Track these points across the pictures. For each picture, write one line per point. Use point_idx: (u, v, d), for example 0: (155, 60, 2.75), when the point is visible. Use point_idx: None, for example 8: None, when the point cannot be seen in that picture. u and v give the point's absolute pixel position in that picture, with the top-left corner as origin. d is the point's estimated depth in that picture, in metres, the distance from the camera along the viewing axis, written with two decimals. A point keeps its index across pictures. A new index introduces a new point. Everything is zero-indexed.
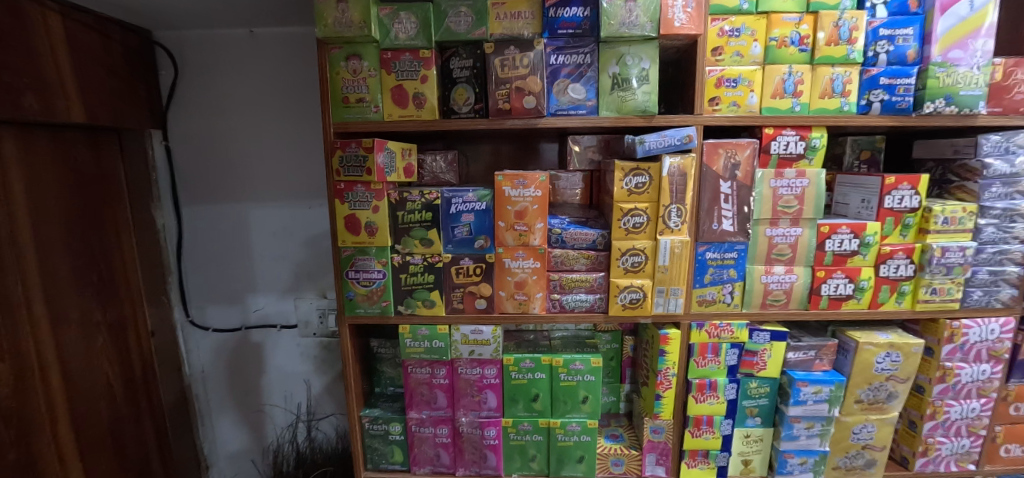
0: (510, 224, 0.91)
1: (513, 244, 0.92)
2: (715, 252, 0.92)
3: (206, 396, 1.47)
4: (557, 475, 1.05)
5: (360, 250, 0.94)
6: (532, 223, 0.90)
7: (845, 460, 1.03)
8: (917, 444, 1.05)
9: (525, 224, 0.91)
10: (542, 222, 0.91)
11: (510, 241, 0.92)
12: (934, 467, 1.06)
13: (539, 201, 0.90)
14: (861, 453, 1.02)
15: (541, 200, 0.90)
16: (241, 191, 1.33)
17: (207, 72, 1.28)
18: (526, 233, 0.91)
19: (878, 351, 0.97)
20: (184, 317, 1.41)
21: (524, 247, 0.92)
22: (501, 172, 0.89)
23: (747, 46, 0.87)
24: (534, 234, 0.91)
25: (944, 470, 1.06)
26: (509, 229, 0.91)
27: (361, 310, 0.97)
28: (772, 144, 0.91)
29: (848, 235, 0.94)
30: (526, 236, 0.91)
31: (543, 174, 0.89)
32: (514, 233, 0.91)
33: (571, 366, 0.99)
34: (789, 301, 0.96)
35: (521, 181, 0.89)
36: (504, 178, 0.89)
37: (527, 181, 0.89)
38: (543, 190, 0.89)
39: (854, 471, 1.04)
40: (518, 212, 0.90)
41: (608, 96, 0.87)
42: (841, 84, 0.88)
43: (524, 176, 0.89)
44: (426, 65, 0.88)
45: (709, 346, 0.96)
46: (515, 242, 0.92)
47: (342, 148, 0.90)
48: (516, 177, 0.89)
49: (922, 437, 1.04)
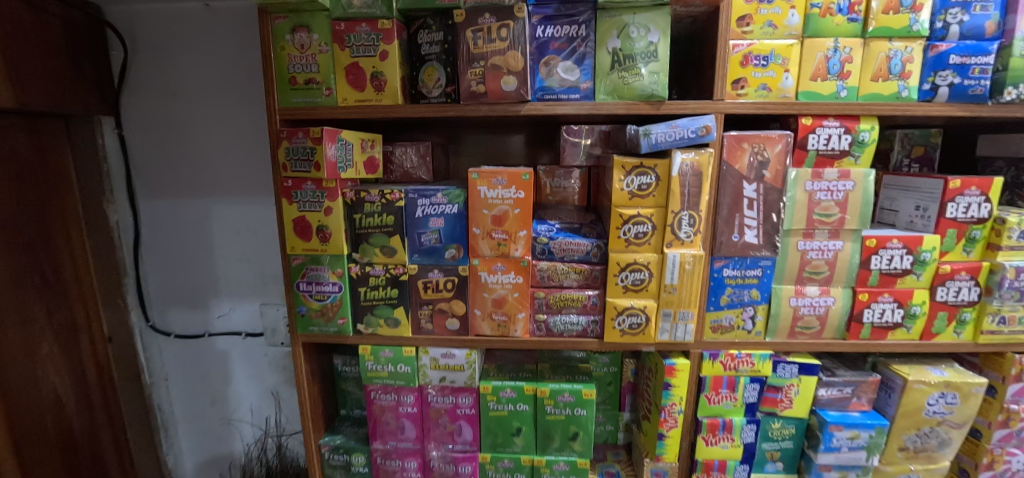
0: (487, 231, 0.76)
1: (490, 255, 0.77)
2: (735, 269, 0.77)
3: (169, 406, 1.35)
4: None
5: (312, 259, 0.80)
6: (512, 231, 0.75)
7: None
8: None
9: (504, 231, 0.76)
10: (525, 230, 0.75)
11: (486, 251, 0.77)
12: None
13: (522, 204, 0.74)
14: None
15: (523, 202, 0.74)
16: (203, 186, 1.19)
17: (161, 52, 1.14)
18: (505, 243, 0.76)
19: (931, 391, 0.80)
20: (144, 322, 1.27)
21: (503, 259, 0.77)
22: (474, 169, 0.74)
23: (782, 15, 0.70)
24: (515, 244, 0.76)
25: None
26: (485, 237, 0.76)
27: (315, 329, 0.83)
28: (810, 137, 0.73)
29: (900, 250, 0.77)
30: (505, 246, 0.76)
31: (526, 171, 0.73)
32: (491, 242, 0.76)
33: (558, 397, 0.84)
34: (823, 328, 0.80)
35: (499, 179, 0.74)
36: (479, 176, 0.74)
37: (507, 180, 0.74)
38: (526, 191, 0.74)
39: None
40: (496, 217, 0.75)
41: (606, 77, 0.71)
42: (899, 63, 0.71)
43: (503, 173, 0.73)
44: (386, 38, 0.73)
45: (723, 380, 0.81)
46: (493, 252, 0.77)
47: (288, 138, 0.75)
48: (492, 176, 0.73)
49: None
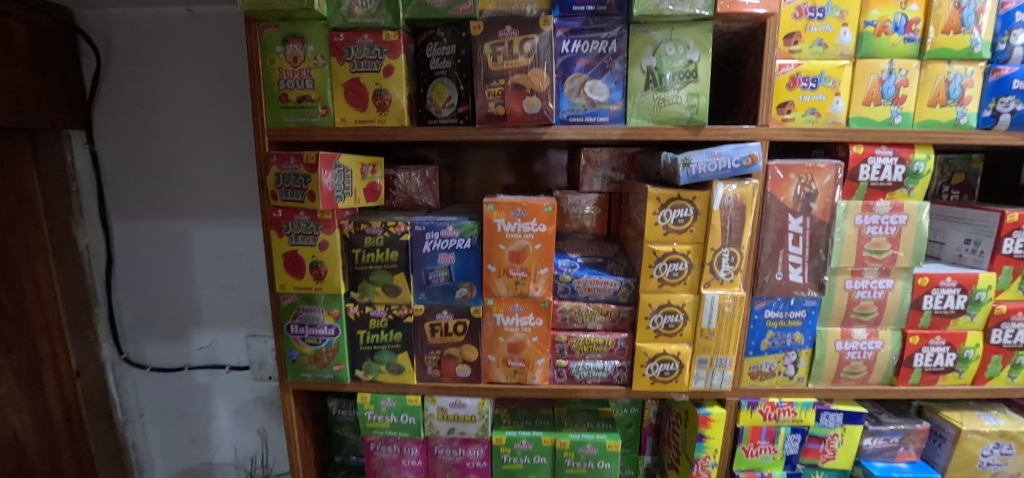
0: (503, 269, 0.68)
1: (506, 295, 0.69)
2: (777, 311, 0.69)
3: (144, 445, 1.23)
4: None
5: (305, 298, 0.71)
6: (532, 268, 0.67)
7: None
8: None
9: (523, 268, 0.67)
10: (547, 267, 0.67)
11: (503, 291, 0.69)
12: None
13: (545, 238, 0.66)
14: None
15: (546, 236, 0.66)
16: (183, 206, 1.09)
17: (138, 60, 1.04)
18: (524, 282, 0.68)
19: (985, 442, 0.73)
20: (116, 354, 1.15)
21: (522, 300, 0.69)
22: (490, 198, 0.65)
23: (833, 33, 0.63)
24: (535, 282, 0.68)
25: None
26: (502, 275, 0.68)
27: (308, 375, 0.74)
28: (861, 168, 0.67)
29: (954, 289, 0.71)
30: (523, 285, 0.68)
31: (549, 202, 0.65)
32: (508, 280, 0.68)
33: (580, 449, 0.76)
34: (870, 373, 0.73)
35: (519, 211, 0.65)
36: (496, 208, 0.66)
37: (528, 212, 0.65)
38: (548, 225, 0.66)
39: None
40: (514, 253, 0.67)
41: (638, 99, 0.64)
42: (959, 87, 0.65)
43: (522, 203, 0.65)
44: (392, 51, 0.65)
45: (762, 431, 0.73)
46: (509, 292, 0.69)
47: (279, 163, 0.66)
48: (511, 207, 0.65)
49: None
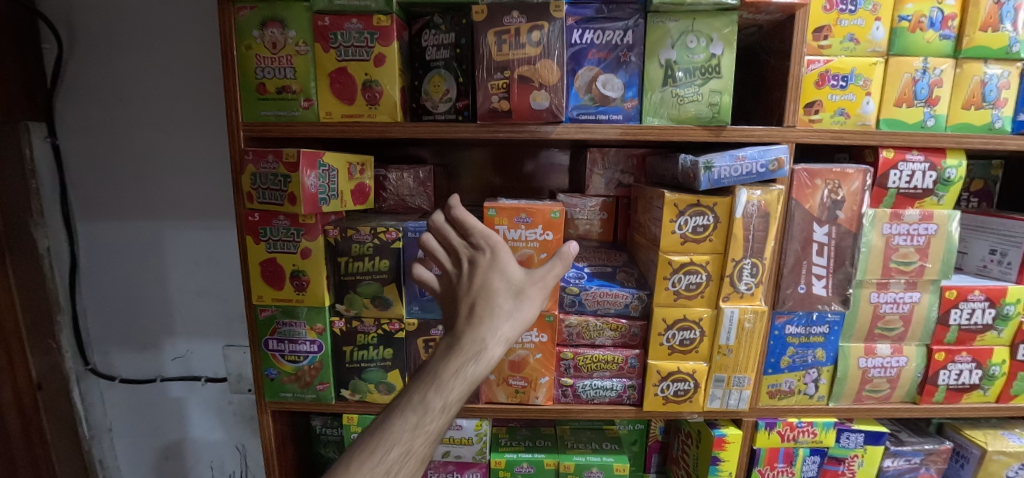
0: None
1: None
2: (798, 326, 0.65)
3: (113, 461, 1.15)
4: None
5: (285, 311, 0.65)
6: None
7: None
8: None
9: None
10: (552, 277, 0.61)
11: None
12: None
13: (551, 247, 0.60)
14: None
15: (552, 245, 0.60)
16: (155, 205, 1.01)
17: (105, 47, 0.95)
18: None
19: (1010, 462, 0.70)
20: (82, 365, 1.07)
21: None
22: (491, 203, 0.60)
23: (865, 28, 0.58)
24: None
25: None
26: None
27: (288, 395, 0.68)
28: (891, 173, 0.62)
29: (982, 303, 0.67)
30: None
31: (558, 207, 0.60)
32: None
33: (585, 473, 0.70)
34: (893, 391, 0.69)
35: (523, 216, 0.59)
36: (497, 213, 0.60)
37: (533, 217, 0.59)
38: (555, 232, 0.60)
39: None
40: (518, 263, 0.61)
41: (655, 96, 0.59)
42: (995, 89, 0.61)
43: (528, 209, 0.59)
44: (384, 38, 0.58)
45: (780, 452, 0.69)
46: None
47: (255, 161, 0.59)
48: (515, 212, 0.59)
49: None
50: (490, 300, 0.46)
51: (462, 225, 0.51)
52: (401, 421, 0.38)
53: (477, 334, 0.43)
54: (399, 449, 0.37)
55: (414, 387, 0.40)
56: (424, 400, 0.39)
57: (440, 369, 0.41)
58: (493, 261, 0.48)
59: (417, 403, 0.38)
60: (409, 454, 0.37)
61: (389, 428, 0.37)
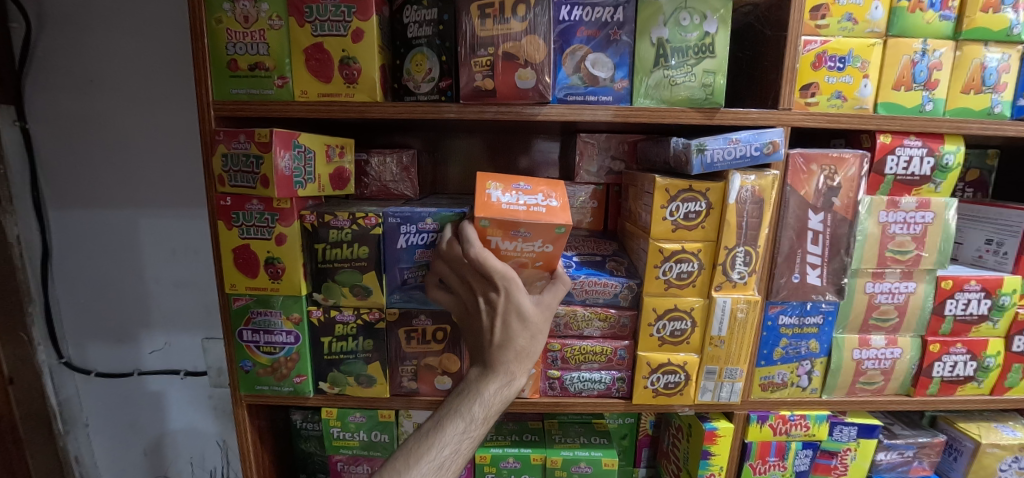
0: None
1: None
2: (792, 316, 0.63)
3: (89, 458, 1.11)
4: None
5: (260, 300, 0.62)
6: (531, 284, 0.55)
7: None
8: None
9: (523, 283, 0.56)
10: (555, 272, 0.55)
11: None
12: None
13: (552, 257, 0.52)
14: None
15: (551, 255, 0.52)
16: (130, 193, 0.97)
17: (76, 26, 0.91)
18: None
19: (1004, 456, 0.69)
20: (55, 358, 1.03)
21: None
22: (483, 213, 0.48)
23: (864, 7, 0.56)
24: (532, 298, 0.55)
25: None
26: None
27: (264, 388, 0.65)
28: (888, 159, 0.60)
29: (978, 294, 0.66)
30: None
31: (563, 222, 0.48)
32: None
33: (572, 468, 0.68)
34: (887, 383, 0.68)
35: (521, 230, 0.49)
36: (491, 224, 0.49)
37: (532, 232, 0.49)
38: (557, 245, 0.51)
39: None
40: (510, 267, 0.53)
41: (647, 75, 0.56)
42: (994, 73, 0.59)
43: (526, 224, 0.48)
44: (362, 12, 0.55)
45: (771, 446, 0.67)
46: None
47: (226, 142, 0.56)
48: (511, 226, 0.48)
49: None
50: (511, 336, 0.51)
51: (477, 262, 0.49)
52: (449, 427, 0.48)
53: (508, 365, 0.51)
54: (449, 450, 0.47)
55: (458, 401, 0.50)
56: (469, 413, 0.49)
57: (480, 388, 0.50)
58: (510, 302, 0.50)
59: (463, 414, 0.49)
60: (458, 453, 0.48)
61: (442, 432, 0.48)
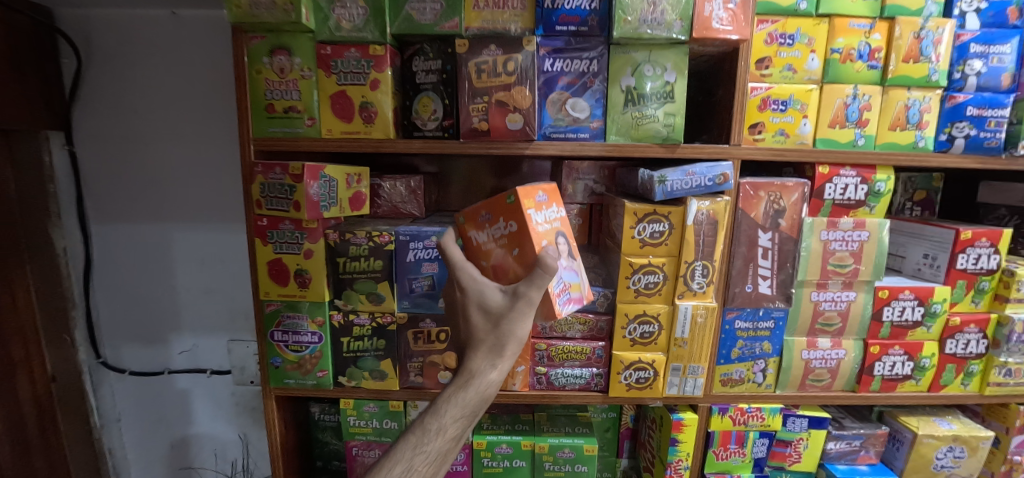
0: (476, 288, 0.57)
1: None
2: (747, 320, 0.73)
3: (121, 450, 1.21)
4: None
5: (289, 305, 0.72)
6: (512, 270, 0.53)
7: None
8: None
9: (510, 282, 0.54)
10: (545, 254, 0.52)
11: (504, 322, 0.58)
12: None
13: (524, 235, 0.52)
14: None
15: (518, 236, 0.53)
16: (165, 208, 1.08)
17: (120, 61, 1.03)
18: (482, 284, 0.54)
19: (939, 445, 0.78)
20: (93, 358, 1.14)
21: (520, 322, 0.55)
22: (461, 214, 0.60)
23: (801, 59, 0.66)
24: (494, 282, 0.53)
25: None
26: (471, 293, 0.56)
27: (291, 382, 0.75)
28: (827, 186, 0.70)
29: (912, 302, 0.75)
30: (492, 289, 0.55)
31: (510, 192, 0.54)
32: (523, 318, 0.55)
33: (558, 453, 0.78)
34: (834, 381, 0.77)
35: (485, 214, 0.56)
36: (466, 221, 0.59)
37: (494, 212, 0.55)
38: (518, 219, 0.52)
39: None
40: (496, 266, 0.55)
41: (618, 116, 0.67)
42: (918, 112, 0.68)
43: (488, 204, 0.56)
44: (378, 65, 0.66)
45: (732, 435, 0.76)
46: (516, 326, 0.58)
47: (264, 173, 0.67)
48: (476, 213, 0.57)
49: None
50: (472, 333, 0.50)
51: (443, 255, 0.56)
52: (404, 442, 0.46)
53: (468, 367, 0.48)
54: (401, 467, 0.44)
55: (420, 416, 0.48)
56: (423, 423, 0.46)
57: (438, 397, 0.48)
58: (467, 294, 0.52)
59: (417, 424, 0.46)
60: (412, 470, 0.44)
61: (396, 447, 0.46)
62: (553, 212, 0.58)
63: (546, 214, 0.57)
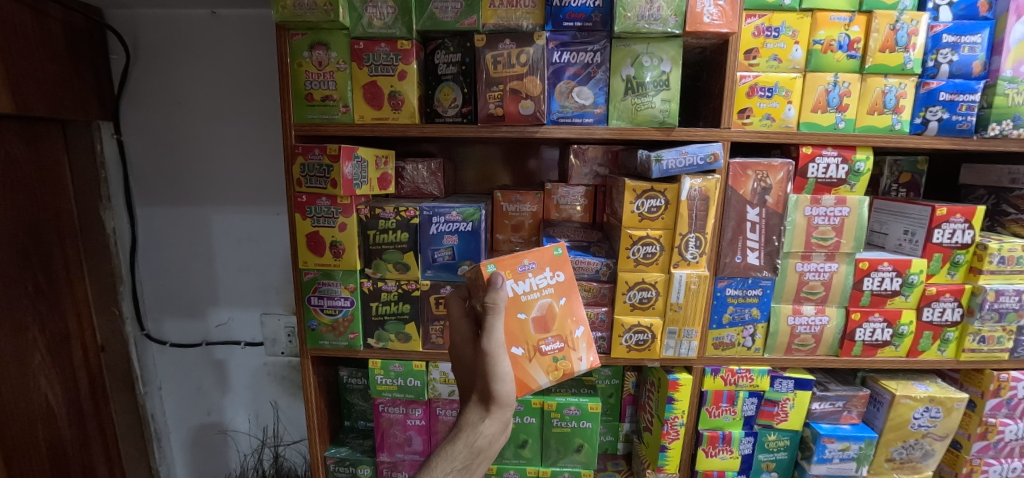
0: (533, 349, 0.64)
1: (525, 377, 0.64)
2: (737, 288, 0.80)
3: (162, 416, 1.32)
4: (553, 464, 0.90)
5: (324, 274, 0.81)
6: (568, 333, 0.66)
7: (901, 451, 0.87)
8: (961, 465, 0.90)
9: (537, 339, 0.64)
10: (581, 329, 0.67)
11: (540, 374, 0.64)
12: (1002, 469, 0.89)
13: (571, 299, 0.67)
14: (918, 445, 0.87)
15: (564, 287, 0.66)
16: (204, 192, 1.18)
17: (163, 57, 1.12)
18: (566, 352, 0.66)
19: (916, 406, 0.84)
20: (138, 330, 1.24)
21: (530, 368, 0.64)
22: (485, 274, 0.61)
23: (786, 50, 0.74)
24: (579, 349, 0.67)
25: (1008, 465, 0.89)
26: (533, 357, 0.64)
27: (325, 343, 0.84)
28: (810, 166, 0.77)
29: (890, 273, 0.81)
30: (567, 360, 0.66)
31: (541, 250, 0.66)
32: (540, 358, 0.65)
33: (565, 410, 0.86)
34: (818, 345, 0.84)
35: (527, 265, 0.64)
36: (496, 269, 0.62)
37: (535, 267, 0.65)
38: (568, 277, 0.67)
39: (909, 464, 0.88)
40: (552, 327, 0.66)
41: (620, 102, 0.74)
42: (894, 98, 0.75)
43: (535, 258, 0.65)
44: (405, 58, 0.74)
45: (724, 394, 0.84)
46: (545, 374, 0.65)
47: (304, 154, 0.75)
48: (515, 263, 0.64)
49: (967, 458, 0.89)
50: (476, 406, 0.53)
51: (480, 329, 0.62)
52: None
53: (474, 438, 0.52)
54: None
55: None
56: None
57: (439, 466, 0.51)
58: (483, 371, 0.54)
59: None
60: None
61: None
62: (545, 278, 0.65)
63: (533, 281, 0.65)
